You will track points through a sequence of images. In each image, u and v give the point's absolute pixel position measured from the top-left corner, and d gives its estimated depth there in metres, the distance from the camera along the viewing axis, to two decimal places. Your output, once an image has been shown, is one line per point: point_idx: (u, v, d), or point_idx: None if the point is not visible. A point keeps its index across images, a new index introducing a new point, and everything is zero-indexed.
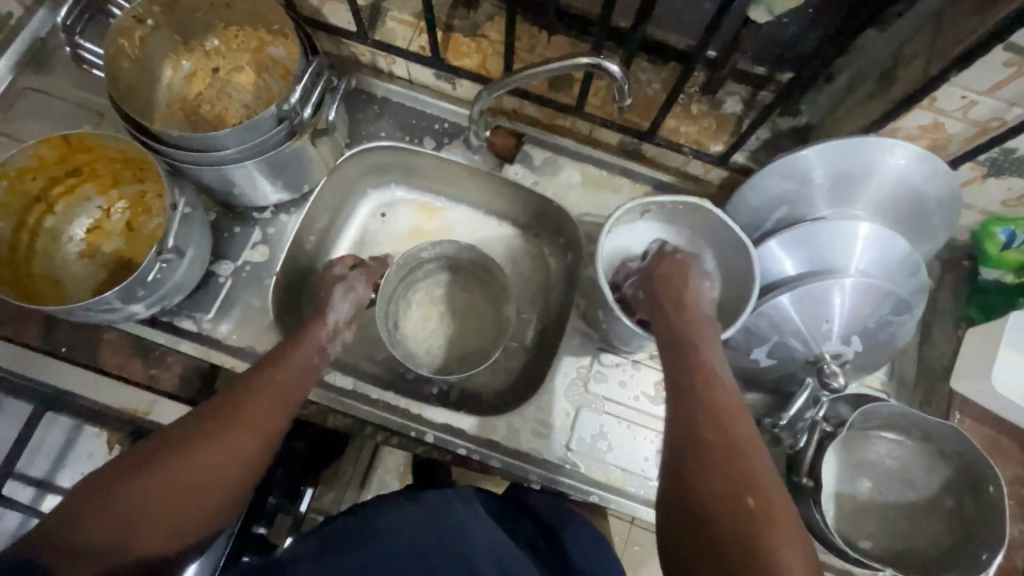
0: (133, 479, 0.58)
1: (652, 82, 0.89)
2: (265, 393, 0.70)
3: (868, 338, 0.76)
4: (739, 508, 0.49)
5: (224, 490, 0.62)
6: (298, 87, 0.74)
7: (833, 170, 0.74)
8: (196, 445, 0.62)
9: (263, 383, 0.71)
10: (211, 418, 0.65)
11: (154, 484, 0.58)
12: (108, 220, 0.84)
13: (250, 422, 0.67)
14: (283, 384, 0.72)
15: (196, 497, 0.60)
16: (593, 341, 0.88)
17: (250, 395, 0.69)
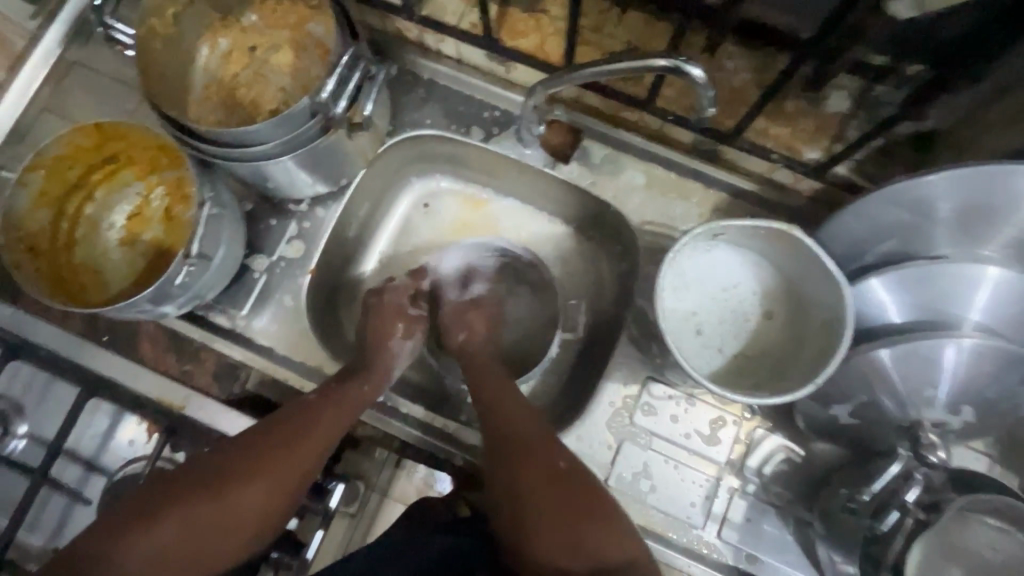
0: (164, 521, 0.59)
1: (739, 71, 0.75)
2: (309, 444, 0.67)
3: (982, 407, 0.64)
4: (567, 538, 0.60)
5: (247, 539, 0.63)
6: (332, 78, 0.66)
7: (966, 202, 0.60)
8: (226, 492, 0.62)
9: (311, 429, 0.67)
10: (242, 463, 0.64)
11: (178, 532, 0.60)
12: (147, 207, 0.81)
13: (283, 472, 0.65)
14: (329, 430, 0.69)
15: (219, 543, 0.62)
16: (643, 369, 0.79)
17: (292, 437, 0.66)
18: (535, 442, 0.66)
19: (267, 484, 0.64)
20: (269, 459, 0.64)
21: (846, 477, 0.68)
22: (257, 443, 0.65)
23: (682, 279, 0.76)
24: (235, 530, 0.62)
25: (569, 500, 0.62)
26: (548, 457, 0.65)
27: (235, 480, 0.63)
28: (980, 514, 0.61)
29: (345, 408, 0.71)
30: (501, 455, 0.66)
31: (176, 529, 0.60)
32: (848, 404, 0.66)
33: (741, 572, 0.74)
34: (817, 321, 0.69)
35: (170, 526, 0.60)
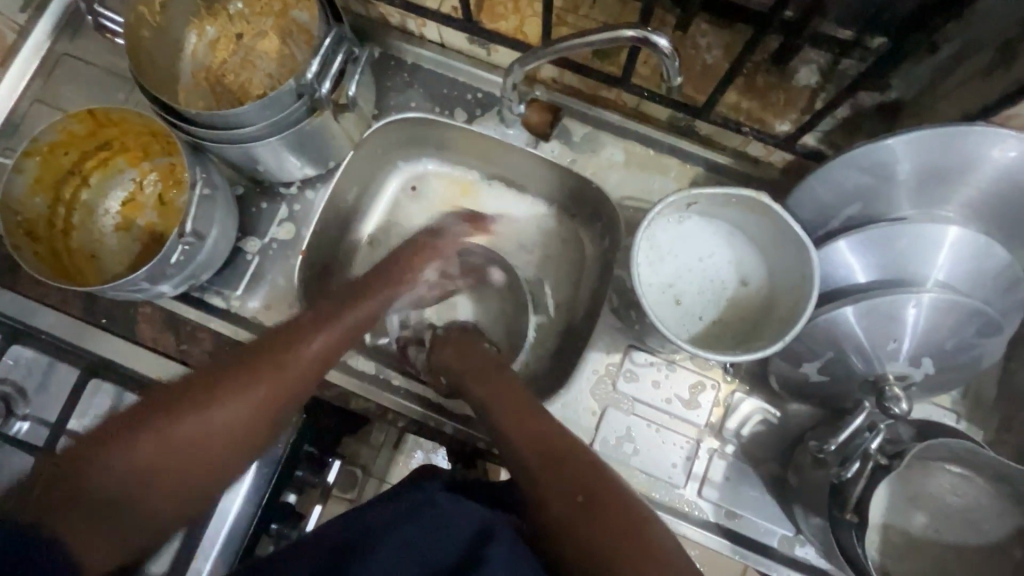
0: (139, 440, 0.58)
1: (711, 48, 0.78)
2: (297, 366, 0.68)
3: (943, 360, 0.67)
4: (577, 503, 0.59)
5: (233, 460, 0.62)
6: (316, 59, 0.69)
7: (923, 164, 0.63)
8: (206, 403, 0.62)
9: (298, 353, 0.69)
10: (224, 381, 0.64)
11: (155, 443, 0.58)
12: (141, 193, 0.84)
13: (270, 392, 0.65)
14: (316, 356, 0.70)
15: (205, 460, 0.61)
16: (625, 338, 0.82)
17: (273, 359, 0.67)
18: (535, 423, 0.67)
19: (245, 410, 0.63)
20: (254, 379, 0.65)
21: (818, 433, 0.72)
22: (236, 365, 0.66)
23: (660, 249, 0.79)
24: (219, 444, 0.61)
25: (572, 475, 0.61)
26: (552, 435, 0.66)
27: (219, 403, 0.62)
28: (941, 461, 0.64)
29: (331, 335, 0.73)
30: (514, 441, 0.66)
31: (158, 460, 0.58)
32: (817, 362, 0.69)
33: (721, 528, 0.78)
34: (787, 284, 0.73)
35: (147, 437, 0.58)
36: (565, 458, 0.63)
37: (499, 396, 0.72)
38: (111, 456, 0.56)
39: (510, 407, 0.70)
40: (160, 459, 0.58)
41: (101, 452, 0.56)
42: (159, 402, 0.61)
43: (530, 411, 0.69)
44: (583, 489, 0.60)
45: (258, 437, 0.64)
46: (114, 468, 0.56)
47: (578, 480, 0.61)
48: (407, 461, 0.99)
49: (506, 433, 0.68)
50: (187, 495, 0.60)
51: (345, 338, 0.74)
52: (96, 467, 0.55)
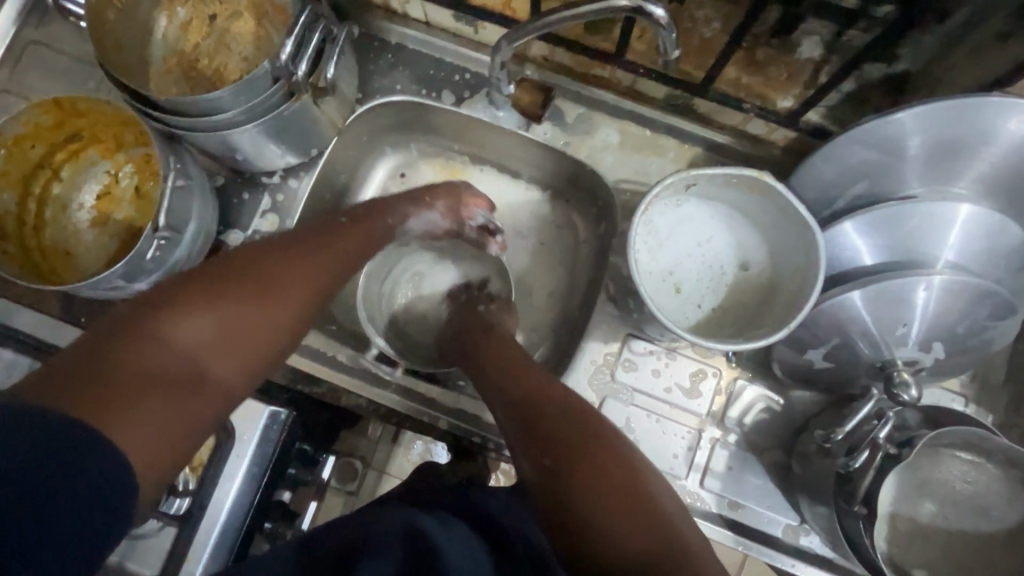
0: (204, 303, 0.53)
1: (709, 20, 0.72)
2: (322, 268, 0.62)
3: (954, 344, 0.64)
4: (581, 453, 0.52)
5: (286, 331, 0.58)
6: (290, 39, 0.65)
7: (934, 137, 0.59)
8: (274, 287, 0.58)
9: (310, 258, 0.62)
10: (255, 271, 0.58)
11: (227, 315, 0.54)
12: (117, 186, 0.81)
13: (302, 287, 0.60)
14: (333, 259, 0.64)
15: (267, 335, 0.56)
16: (623, 326, 0.79)
17: (303, 264, 0.61)
18: (550, 403, 0.58)
19: (263, 333, 0.56)
20: (284, 283, 0.59)
21: (823, 421, 0.69)
22: (273, 255, 0.60)
23: (657, 235, 0.76)
24: (287, 321, 0.58)
25: (595, 461, 0.52)
26: (571, 416, 0.56)
27: (264, 298, 0.57)
28: (951, 447, 0.62)
29: (343, 237, 0.67)
30: (522, 430, 0.57)
31: (233, 346, 0.53)
32: (822, 348, 0.67)
33: (723, 519, 0.76)
34: (790, 270, 0.70)
35: (218, 306, 0.53)
36: (583, 444, 0.53)
37: (514, 381, 0.64)
38: (187, 321, 0.51)
39: (523, 393, 0.61)
40: (230, 338, 0.53)
41: (176, 316, 0.51)
42: (228, 280, 0.56)
43: (549, 394, 0.60)
44: (604, 488, 0.50)
45: (300, 326, 0.60)
46: (192, 338, 0.51)
47: (603, 471, 0.51)
48: (407, 452, 1.03)
49: (522, 417, 0.59)
50: (248, 364, 0.55)
51: (365, 243, 0.69)
52: (180, 329, 0.50)
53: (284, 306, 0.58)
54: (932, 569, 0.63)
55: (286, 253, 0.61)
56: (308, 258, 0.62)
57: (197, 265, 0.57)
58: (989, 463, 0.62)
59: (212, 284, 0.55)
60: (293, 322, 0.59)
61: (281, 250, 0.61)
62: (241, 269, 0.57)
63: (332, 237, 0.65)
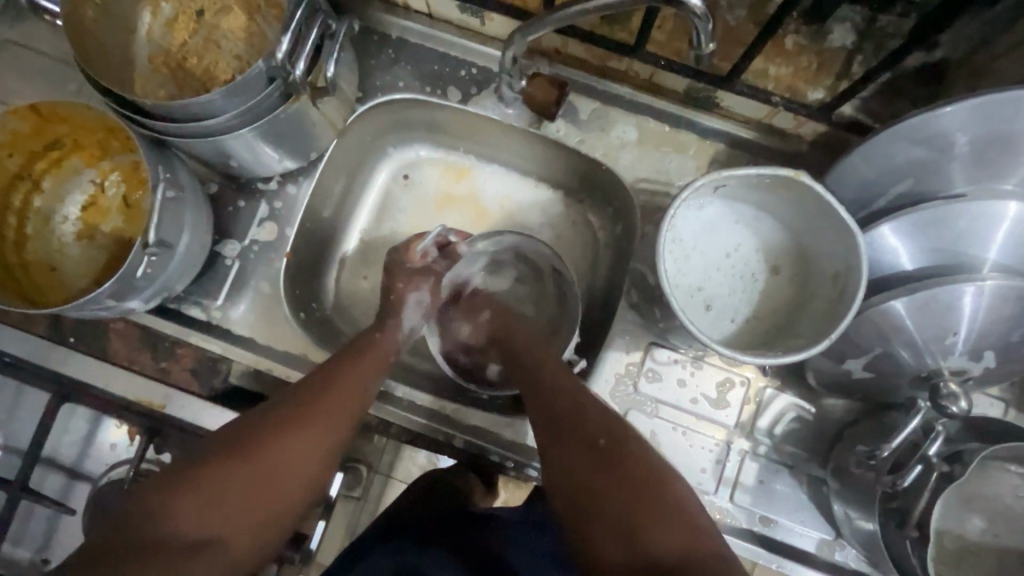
0: (218, 472, 0.53)
1: (734, 8, 0.67)
2: (340, 407, 0.62)
3: (1004, 352, 0.61)
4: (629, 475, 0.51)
5: (305, 485, 0.58)
6: (286, 36, 0.60)
7: (988, 132, 0.55)
8: (290, 435, 0.57)
9: (329, 402, 0.61)
10: (273, 424, 0.57)
11: (242, 481, 0.53)
12: (103, 196, 0.76)
13: (321, 435, 0.59)
14: (350, 394, 0.63)
15: (281, 506, 0.56)
16: (646, 334, 0.75)
17: (323, 406, 0.60)
18: (582, 415, 0.57)
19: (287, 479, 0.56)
20: (303, 427, 0.58)
21: (862, 433, 0.66)
22: (290, 405, 0.59)
23: (682, 239, 0.72)
24: (305, 473, 0.58)
25: (624, 472, 0.51)
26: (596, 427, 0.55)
27: (277, 444, 0.56)
28: (1002, 462, 0.59)
29: (358, 365, 0.66)
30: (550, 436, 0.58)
31: (248, 509, 0.53)
32: (863, 357, 0.63)
33: (754, 535, 0.73)
34: (826, 276, 0.66)
35: (232, 471, 0.53)
36: (612, 450, 0.53)
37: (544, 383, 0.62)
38: (200, 496, 0.51)
39: (553, 397, 0.60)
40: (243, 510, 0.53)
41: (189, 494, 0.51)
42: (243, 439, 0.56)
43: (579, 401, 0.58)
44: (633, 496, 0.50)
45: (318, 473, 0.59)
46: (205, 514, 0.51)
47: (635, 486, 0.50)
48: (413, 456, 0.96)
49: (551, 426, 0.58)
50: (264, 531, 0.54)
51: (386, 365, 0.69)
52: (188, 510, 0.50)
53: (299, 450, 0.57)
54: None
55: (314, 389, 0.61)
56: (333, 391, 0.62)
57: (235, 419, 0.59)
58: None
59: (242, 439, 0.56)
60: (308, 490, 0.58)
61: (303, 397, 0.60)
62: (273, 418, 0.58)
63: (351, 366, 0.65)
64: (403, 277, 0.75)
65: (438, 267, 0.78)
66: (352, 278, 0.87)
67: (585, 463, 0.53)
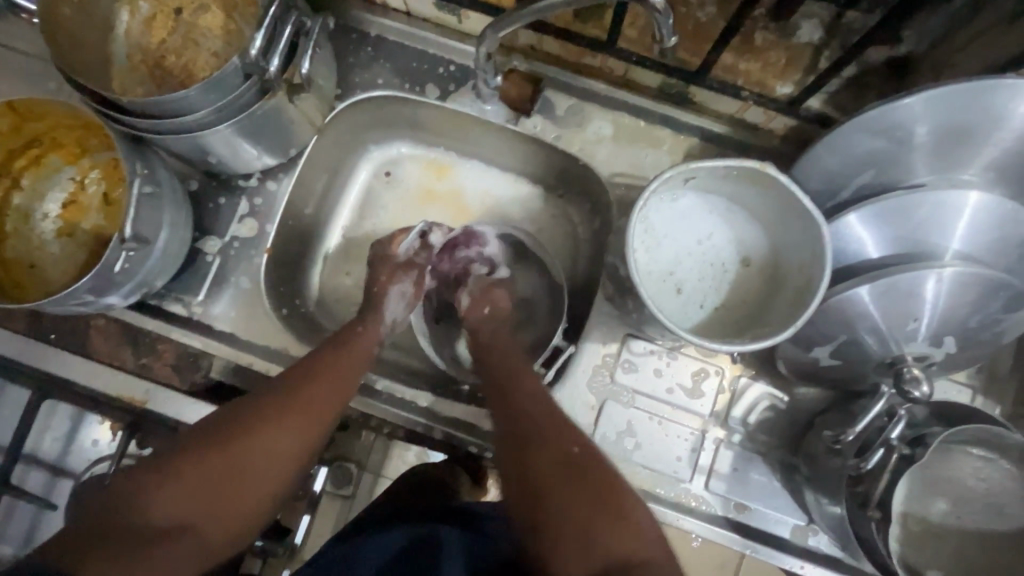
0: (187, 466, 0.53)
1: (704, 4, 0.66)
2: (316, 404, 0.61)
3: (965, 337, 0.62)
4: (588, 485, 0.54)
5: (278, 481, 0.57)
6: (259, 33, 0.61)
7: (944, 123, 0.57)
8: (261, 432, 0.57)
9: (306, 399, 0.60)
10: (245, 420, 0.57)
11: (210, 475, 0.53)
12: (83, 193, 0.76)
13: (301, 431, 0.59)
14: (328, 391, 0.62)
15: (251, 500, 0.56)
16: (622, 326, 0.77)
17: (299, 403, 0.60)
18: (560, 422, 0.59)
19: (265, 473, 0.56)
20: (275, 423, 0.58)
21: (831, 420, 0.67)
22: (264, 401, 0.59)
23: (654, 232, 0.73)
24: (275, 468, 0.57)
25: (596, 477, 0.55)
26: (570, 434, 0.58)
27: (247, 440, 0.56)
28: (964, 445, 0.60)
29: (348, 361, 0.65)
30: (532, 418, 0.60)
31: (215, 503, 0.53)
32: (830, 345, 0.64)
33: (729, 522, 0.74)
34: (794, 266, 0.67)
35: (200, 465, 0.53)
36: (581, 459, 0.56)
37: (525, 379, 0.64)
38: (169, 488, 0.52)
39: (533, 397, 0.61)
40: (211, 503, 0.53)
41: (159, 485, 0.52)
42: (215, 433, 0.56)
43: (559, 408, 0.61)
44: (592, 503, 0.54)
45: (292, 470, 0.58)
46: (172, 506, 0.52)
47: (603, 493, 0.54)
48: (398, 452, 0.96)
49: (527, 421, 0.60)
50: (234, 523, 0.55)
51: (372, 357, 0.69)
52: (168, 498, 0.52)
53: (279, 445, 0.57)
54: (945, 569, 0.61)
55: (302, 382, 0.61)
56: (319, 386, 0.62)
57: (224, 408, 0.59)
58: (1004, 460, 0.59)
59: (227, 431, 0.56)
60: (281, 486, 0.58)
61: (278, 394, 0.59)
62: (260, 409, 0.58)
63: (333, 362, 0.64)
64: (386, 271, 0.77)
65: (419, 260, 0.80)
66: (334, 274, 0.88)
67: (551, 467, 0.56)
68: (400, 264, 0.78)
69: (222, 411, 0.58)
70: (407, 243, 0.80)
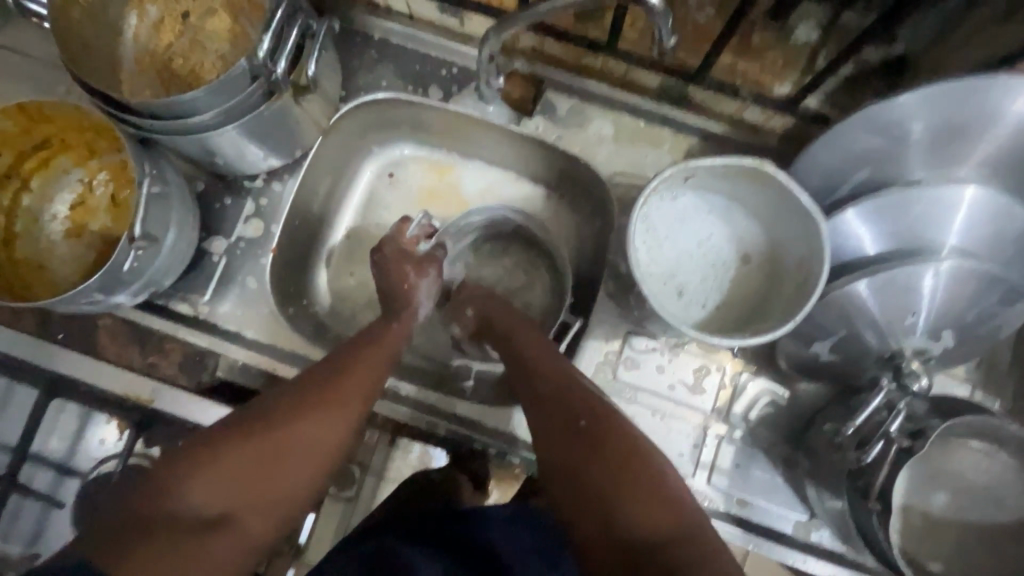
0: (227, 454, 0.54)
1: (702, 6, 0.71)
2: (352, 393, 0.62)
3: (963, 332, 0.63)
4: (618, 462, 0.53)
5: (316, 470, 0.58)
6: (267, 35, 0.62)
7: (939, 121, 0.58)
8: (300, 420, 0.58)
9: (342, 388, 0.62)
10: (283, 409, 0.58)
11: (252, 464, 0.54)
12: (91, 195, 0.77)
13: (332, 421, 0.59)
14: (361, 381, 0.63)
15: (291, 488, 0.56)
16: (623, 323, 0.77)
17: (336, 392, 0.61)
18: (610, 429, 0.55)
19: (299, 460, 0.57)
20: (314, 411, 0.59)
21: (832, 414, 0.68)
22: (300, 391, 0.60)
23: (654, 231, 0.74)
24: (309, 460, 0.57)
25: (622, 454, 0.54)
26: (623, 443, 0.54)
27: (286, 429, 0.57)
28: (963, 437, 0.61)
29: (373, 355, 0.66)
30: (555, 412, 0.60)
31: (257, 491, 0.54)
32: (829, 340, 0.65)
33: (731, 516, 0.75)
34: (793, 261, 0.68)
35: (241, 452, 0.54)
36: (640, 474, 0.52)
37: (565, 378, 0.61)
38: (211, 477, 0.52)
39: (573, 398, 0.59)
40: (253, 492, 0.54)
41: (202, 473, 0.52)
42: (253, 422, 0.56)
43: (608, 415, 0.57)
44: (653, 526, 0.50)
45: (328, 459, 0.59)
46: (214, 495, 0.52)
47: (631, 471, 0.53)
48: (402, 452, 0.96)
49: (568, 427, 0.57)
50: (271, 516, 0.54)
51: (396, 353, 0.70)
52: (205, 486, 0.52)
53: (310, 434, 0.58)
54: (946, 561, 0.62)
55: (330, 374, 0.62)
56: (347, 378, 0.63)
57: (253, 401, 0.59)
58: (1002, 451, 0.60)
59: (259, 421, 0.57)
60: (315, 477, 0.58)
61: (315, 384, 0.61)
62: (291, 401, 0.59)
63: (365, 355, 0.66)
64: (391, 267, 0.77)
65: (440, 255, 0.81)
66: (337, 274, 0.88)
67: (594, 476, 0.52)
68: (423, 259, 0.78)
69: (253, 403, 0.59)
70: (416, 224, 0.80)
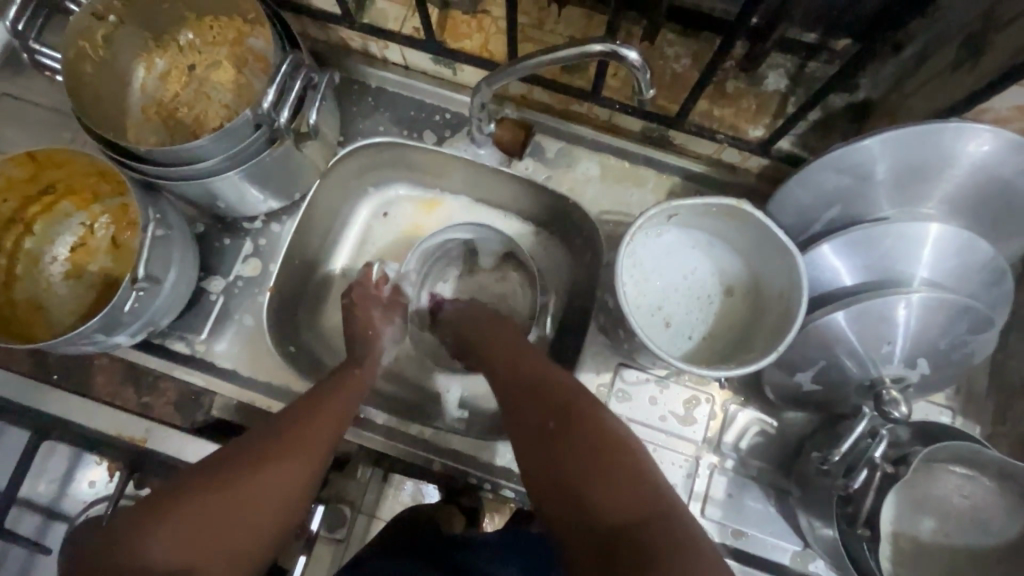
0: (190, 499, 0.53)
1: (679, 57, 0.76)
2: (317, 429, 0.62)
3: (938, 359, 0.66)
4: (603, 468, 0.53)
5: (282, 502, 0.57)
6: (272, 87, 0.65)
7: (899, 163, 0.62)
8: (264, 462, 0.57)
9: (307, 426, 0.62)
10: (245, 453, 0.58)
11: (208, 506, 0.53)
12: (92, 237, 0.79)
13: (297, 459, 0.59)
14: (324, 416, 0.64)
15: (259, 527, 0.55)
16: (615, 356, 0.79)
17: (301, 430, 0.61)
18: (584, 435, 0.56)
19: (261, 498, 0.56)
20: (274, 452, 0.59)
21: (819, 442, 0.69)
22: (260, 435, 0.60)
23: (638, 268, 0.77)
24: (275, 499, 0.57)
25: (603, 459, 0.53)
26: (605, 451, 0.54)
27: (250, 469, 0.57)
28: (946, 462, 0.63)
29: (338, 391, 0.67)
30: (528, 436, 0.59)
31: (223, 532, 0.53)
32: (811, 370, 0.68)
33: (727, 548, 0.75)
34: (773, 294, 0.71)
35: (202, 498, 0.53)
36: (621, 482, 0.52)
37: (536, 384, 0.63)
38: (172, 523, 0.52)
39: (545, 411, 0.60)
40: (216, 531, 0.53)
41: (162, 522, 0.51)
42: (217, 468, 0.56)
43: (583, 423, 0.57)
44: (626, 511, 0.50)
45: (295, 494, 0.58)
46: (177, 539, 0.51)
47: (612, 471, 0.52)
48: None
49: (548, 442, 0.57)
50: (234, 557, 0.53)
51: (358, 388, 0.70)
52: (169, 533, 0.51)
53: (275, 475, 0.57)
54: None
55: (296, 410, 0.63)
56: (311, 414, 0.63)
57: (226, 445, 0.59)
58: (984, 476, 0.62)
59: (227, 461, 0.57)
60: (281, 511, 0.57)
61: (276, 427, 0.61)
62: (260, 442, 0.59)
63: (331, 395, 0.67)
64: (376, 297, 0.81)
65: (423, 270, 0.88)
66: (334, 312, 0.90)
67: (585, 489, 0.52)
68: (390, 304, 0.83)
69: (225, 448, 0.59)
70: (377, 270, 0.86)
